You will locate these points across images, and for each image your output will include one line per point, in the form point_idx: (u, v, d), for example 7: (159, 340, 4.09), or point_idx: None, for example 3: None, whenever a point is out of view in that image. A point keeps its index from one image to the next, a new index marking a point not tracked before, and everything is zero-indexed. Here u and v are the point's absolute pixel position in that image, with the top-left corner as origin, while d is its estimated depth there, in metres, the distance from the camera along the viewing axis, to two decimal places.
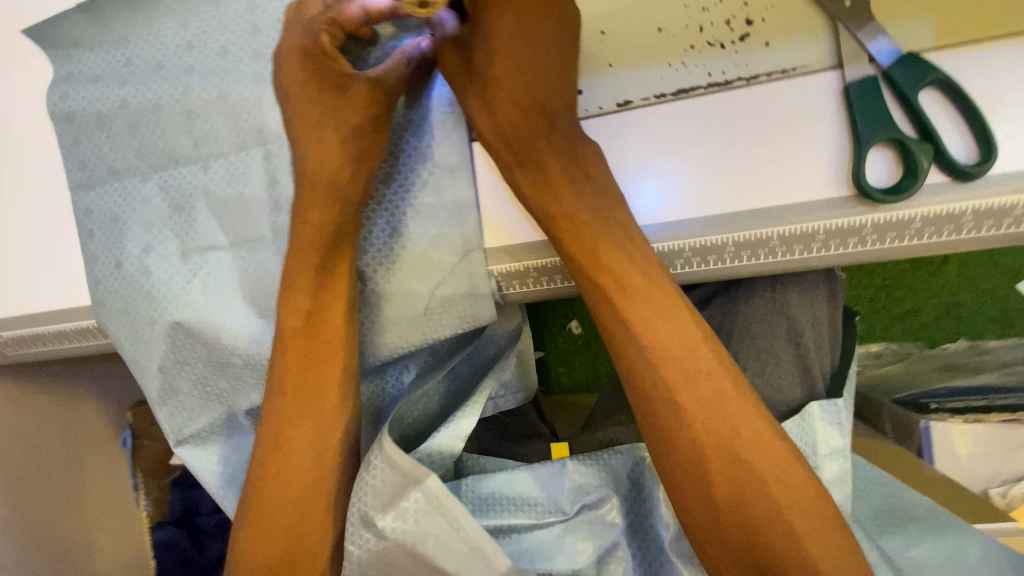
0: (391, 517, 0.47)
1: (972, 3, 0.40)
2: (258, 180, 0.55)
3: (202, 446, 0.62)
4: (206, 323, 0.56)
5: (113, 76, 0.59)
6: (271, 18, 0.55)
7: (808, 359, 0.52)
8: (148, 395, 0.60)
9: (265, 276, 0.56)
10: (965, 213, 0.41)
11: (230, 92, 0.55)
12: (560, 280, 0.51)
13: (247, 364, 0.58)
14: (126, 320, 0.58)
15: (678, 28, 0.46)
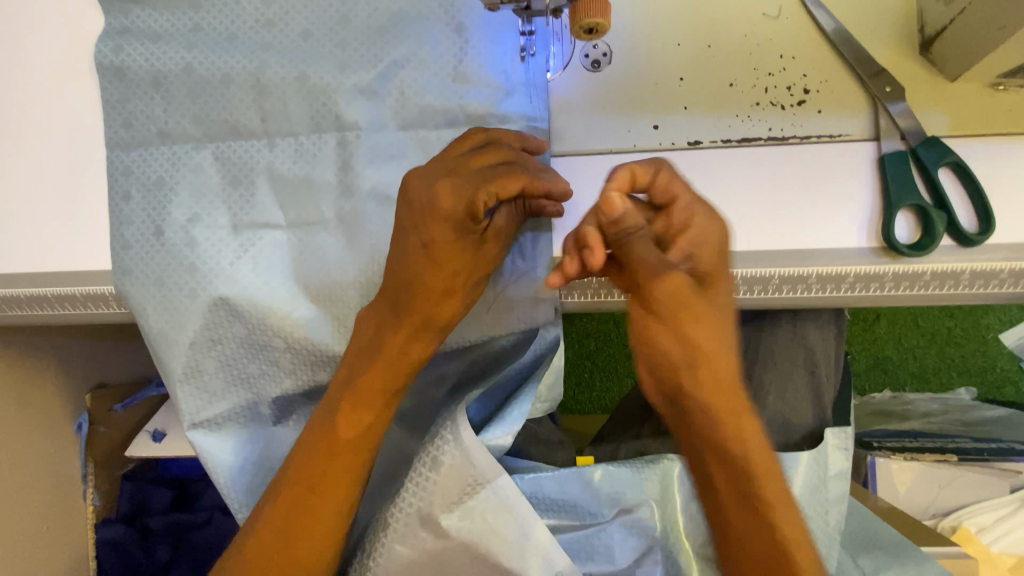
0: (456, 516, 0.54)
1: (977, 106, 0.51)
2: (330, 165, 0.55)
3: (217, 432, 0.59)
4: (254, 303, 0.55)
5: (176, 38, 0.57)
6: (363, 9, 0.55)
7: (820, 386, 0.60)
8: (169, 373, 0.56)
9: (321, 262, 0.55)
10: (964, 272, 0.51)
11: (310, 74, 0.55)
12: (617, 293, 0.54)
13: (288, 348, 0.56)
14: (159, 291, 0.55)
15: (748, 86, 0.52)
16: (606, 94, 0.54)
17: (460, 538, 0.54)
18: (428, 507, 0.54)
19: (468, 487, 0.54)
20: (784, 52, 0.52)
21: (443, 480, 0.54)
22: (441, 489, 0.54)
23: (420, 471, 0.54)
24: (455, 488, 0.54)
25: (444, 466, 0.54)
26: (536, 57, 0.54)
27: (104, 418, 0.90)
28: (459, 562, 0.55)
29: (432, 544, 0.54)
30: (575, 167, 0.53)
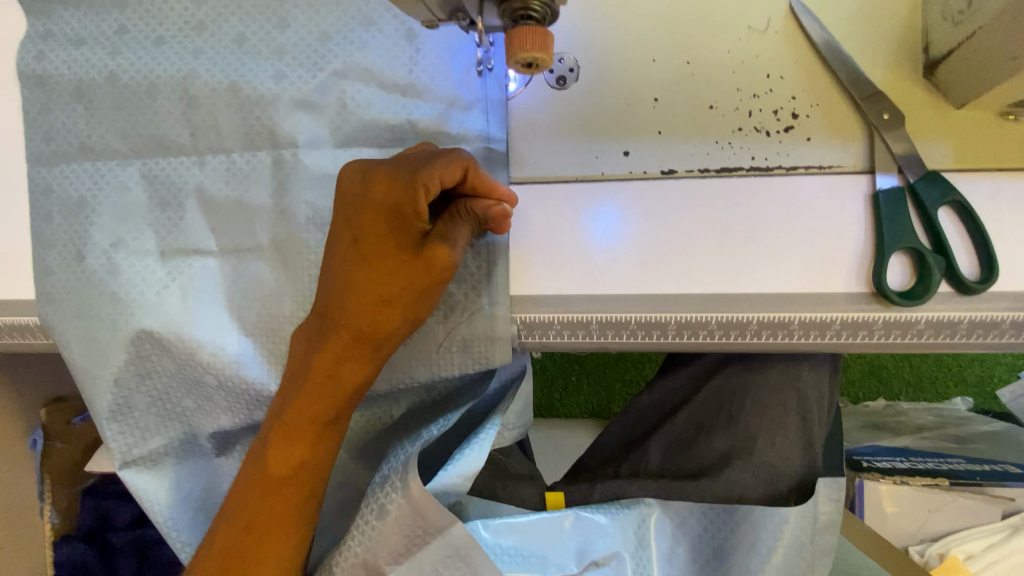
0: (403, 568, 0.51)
1: (985, 136, 0.45)
2: (265, 187, 0.50)
3: (152, 468, 0.56)
4: (183, 338, 0.50)
5: (99, 41, 0.51)
6: (303, 12, 0.49)
7: (812, 432, 0.55)
8: (95, 409, 0.52)
9: (257, 293, 0.50)
10: (962, 321, 0.45)
11: (243, 85, 0.49)
12: (581, 335, 0.49)
13: (222, 385, 0.52)
14: (83, 321, 0.51)
15: (730, 109, 0.47)
16: (572, 114, 0.48)
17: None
18: (372, 557, 0.51)
19: (415, 535, 0.50)
20: (771, 71, 0.47)
21: (387, 530, 0.50)
22: (383, 536, 0.50)
23: (365, 515, 0.51)
24: (401, 537, 0.50)
25: (388, 514, 0.50)
26: (496, 72, 0.49)
27: (62, 433, 0.86)
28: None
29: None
30: (539, 196, 0.48)
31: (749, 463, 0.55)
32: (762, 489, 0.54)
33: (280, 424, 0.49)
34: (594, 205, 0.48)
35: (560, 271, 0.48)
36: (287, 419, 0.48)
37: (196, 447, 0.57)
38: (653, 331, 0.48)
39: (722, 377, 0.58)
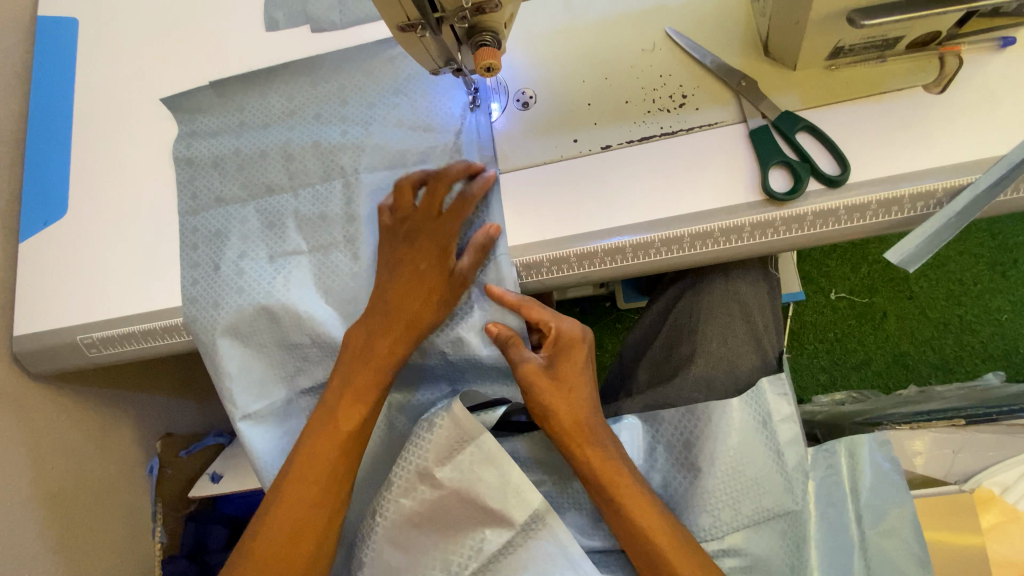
0: (448, 469, 0.64)
1: (818, 85, 0.65)
2: (338, 201, 0.73)
3: (264, 424, 0.74)
4: (290, 310, 0.71)
5: (228, 132, 0.79)
6: (356, 92, 0.77)
7: (757, 331, 0.70)
8: (222, 374, 0.72)
9: (336, 274, 0.72)
10: (839, 209, 0.62)
11: (322, 141, 0.75)
12: (566, 268, 0.67)
13: (314, 343, 0.72)
14: (218, 311, 0.72)
15: (639, 101, 0.69)
16: (537, 123, 0.71)
17: (453, 486, 0.64)
18: (424, 464, 0.63)
19: (458, 442, 0.64)
20: (662, 72, 0.69)
21: (437, 440, 0.63)
22: (435, 445, 0.63)
23: (419, 433, 0.64)
24: (446, 443, 0.64)
25: (439, 427, 0.63)
26: (483, 105, 0.72)
27: (172, 460, 1.05)
28: (454, 507, 0.64)
29: (430, 495, 0.64)
30: (520, 178, 0.70)
31: (710, 359, 0.69)
32: (728, 379, 0.68)
33: (349, 391, 0.67)
34: (558, 178, 0.69)
35: (544, 226, 0.68)
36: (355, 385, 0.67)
37: (293, 410, 0.76)
38: (616, 256, 0.66)
39: (681, 304, 0.73)
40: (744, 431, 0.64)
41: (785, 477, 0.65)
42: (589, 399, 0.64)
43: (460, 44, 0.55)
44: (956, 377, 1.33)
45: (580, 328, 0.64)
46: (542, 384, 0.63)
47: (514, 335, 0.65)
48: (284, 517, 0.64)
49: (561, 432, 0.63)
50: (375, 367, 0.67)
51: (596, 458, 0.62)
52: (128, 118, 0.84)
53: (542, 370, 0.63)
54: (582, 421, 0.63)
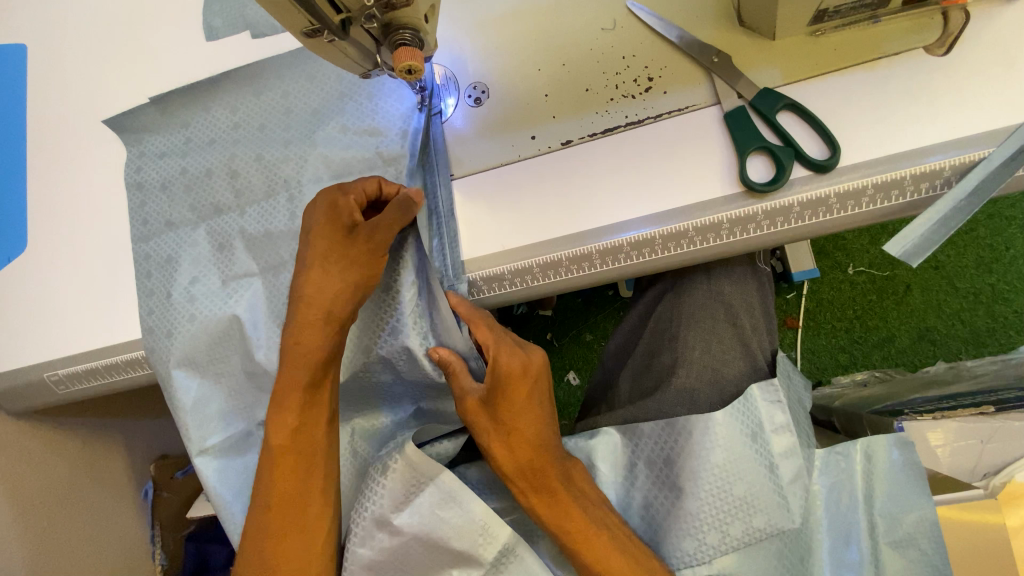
0: (406, 513, 0.59)
1: (802, 55, 0.57)
2: (283, 217, 0.70)
3: (225, 458, 0.72)
4: (240, 332, 0.70)
5: (174, 152, 0.75)
6: (300, 99, 0.71)
7: (745, 335, 0.63)
8: (179, 404, 0.70)
9: (288, 296, 0.69)
10: (831, 197, 0.54)
11: (265, 154, 0.71)
12: (529, 280, 0.62)
13: (269, 371, 0.70)
14: (171, 341, 0.70)
15: (600, 88, 0.62)
16: (492, 120, 0.65)
17: (413, 531, 0.59)
18: (380, 511, 0.60)
19: (413, 483, 0.60)
20: (625, 53, 0.62)
21: (391, 484, 0.60)
22: (390, 489, 0.60)
23: (374, 477, 0.61)
24: (401, 487, 0.60)
25: (393, 470, 0.60)
26: (434, 105, 0.66)
27: (168, 484, 1.04)
28: (416, 553, 0.60)
29: (389, 542, 0.60)
30: (475, 184, 0.64)
31: (693, 368, 0.62)
32: (712, 390, 0.61)
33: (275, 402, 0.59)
34: (518, 180, 0.63)
35: (503, 234, 0.62)
36: (280, 395, 0.59)
37: (253, 443, 0.73)
38: (582, 263, 0.60)
39: (661, 308, 0.67)
40: (731, 445, 0.57)
41: (782, 494, 0.57)
42: (534, 439, 0.58)
43: (378, 46, 0.49)
44: (989, 351, 1.23)
45: (520, 359, 0.57)
46: (482, 422, 0.57)
47: (456, 364, 0.59)
48: (256, 539, 0.58)
49: (507, 475, 0.58)
50: (302, 368, 0.58)
51: (543, 504, 0.57)
52: (75, 141, 0.80)
53: (480, 407, 0.57)
54: (531, 462, 0.57)
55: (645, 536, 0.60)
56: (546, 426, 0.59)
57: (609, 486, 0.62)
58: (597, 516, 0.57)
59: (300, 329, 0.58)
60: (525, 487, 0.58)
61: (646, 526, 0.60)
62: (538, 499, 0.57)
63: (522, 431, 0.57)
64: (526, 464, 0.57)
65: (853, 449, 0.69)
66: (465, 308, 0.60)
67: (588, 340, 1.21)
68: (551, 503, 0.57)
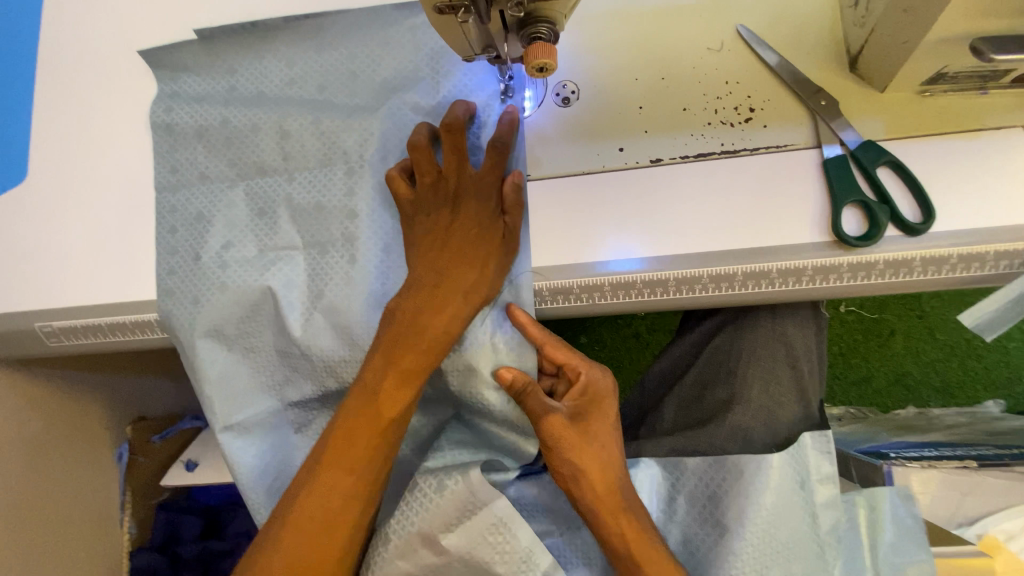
0: (454, 535, 0.60)
1: (905, 113, 0.57)
2: (338, 191, 0.64)
3: (247, 437, 0.67)
4: (276, 309, 0.64)
5: (215, 97, 0.67)
6: (368, 60, 0.65)
7: (802, 379, 0.65)
8: (201, 377, 0.64)
9: (332, 279, 0.63)
10: (915, 260, 0.55)
11: (324, 120, 0.65)
12: (597, 297, 0.59)
13: (304, 353, 0.64)
14: (197, 308, 0.64)
15: (699, 109, 0.60)
16: (579, 124, 0.62)
17: (457, 554, 0.60)
18: (428, 527, 0.60)
19: (468, 508, 0.60)
20: (729, 78, 0.60)
21: (444, 504, 0.60)
22: (441, 509, 0.60)
23: (425, 492, 0.61)
24: (454, 509, 0.60)
25: (450, 488, 0.60)
26: (515, 99, 0.62)
27: (143, 448, 0.97)
28: (457, 572, 0.61)
29: (432, 558, 0.61)
30: (553, 187, 0.60)
31: (749, 406, 0.64)
32: (765, 431, 0.63)
33: (390, 365, 0.57)
34: (598, 192, 0.60)
35: (577, 246, 0.59)
36: (388, 365, 0.57)
37: (280, 423, 0.69)
38: (656, 288, 0.58)
39: (719, 340, 0.69)
40: (782, 492, 0.58)
41: (818, 542, 0.59)
42: (617, 457, 0.59)
43: (507, 32, 0.47)
44: (958, 402, 1.25)
45: (610, 381, 0.59)
46: (571, 445, 0.58)
47: (532, 383, 0.56)
48: (295, 544, 0.56)
49: (594, 502, 0.58)
50: (420, 341, 0.57)
51: (636, 537, 0.57)
52: (97, 65, 0.71)
53: (568, 423, 0.57)
54: (616, 485, 0.58)
55: (682, 568, 0.61)
56: (620, 445, 0.60)
57: (648, 518, 0.62)
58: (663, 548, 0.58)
59: (405, 370, 0.57)
60: (609, 510, 0.58)
61: (682, 559, 0.61)
62: (621, 522, 0.57)
63: (605, 456, 0.59)
64: (614, 487, 0.58)
65: (858, 500, 0.71)
66: (543, 332, 0.57)
67: (583, 343, 1.18)
68: (632, 527, 0.57)
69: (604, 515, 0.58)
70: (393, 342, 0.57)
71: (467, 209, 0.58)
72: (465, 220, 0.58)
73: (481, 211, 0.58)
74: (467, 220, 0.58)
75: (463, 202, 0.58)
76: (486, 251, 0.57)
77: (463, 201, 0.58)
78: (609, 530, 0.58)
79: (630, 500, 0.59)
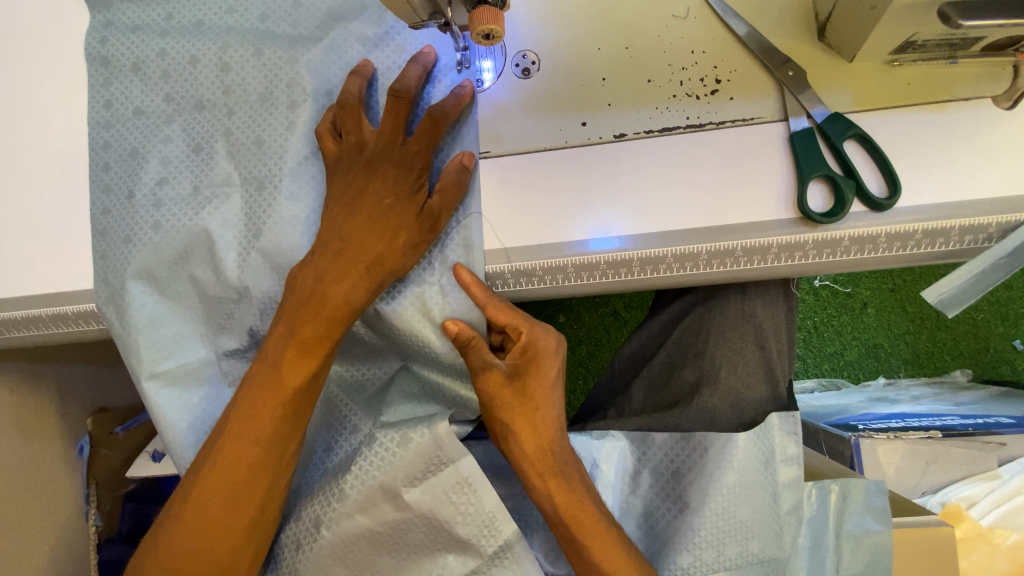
0: (418, 491, 0.59)
1: (874, 85, 0.55)
2: (279, 123, 0.60)
3: (175, 387, 0.63)
4: (213, 252, 0.60)
5: (152, 27, 0.63)
6: (313, 17, 0.61)
7: (770, 358, 0.65)
8: (131, 321, 0.61)
9: (271, 215, 0.60)
10: (880, 236, 0.54)
11: (265, 51, 0.61)
12: (561, 279, 0.57)
13: (245, 296, 0.61)
14: (131, 249, 0.61)
15: (664, 81, 0.58)
16: (539, 98, 0.59)
17: (421, 511, 0.59)
18: (391, 481, 0.59)
19: (433, 463, 0.59)
20: (694, 48, 0.58)
21: (409, 457, 0.59)
22: (407, 462, 0.59)
23: (389, 444, 0.60)
24: (421, 462, 0.59)
25: (413, 441, 0.59)
26: (471, 71, 0.59)
27: (106, 440, 0.94)
28: (417, 532, 0.60)
29: (392, 515, 0.60)
30: (513, 165, 0.58)
31: (718, 388, 0.64)
32: (731, 412, 0.64)
33: (303, 319, 0.55)
34: (558, 169, 0.57)
35: (537, 226, 0.57)
36: (303, 321, 0.55)
37: (212, 373, 0.64)
38: (620, 269, 0.56)
39: (688, 320, 0.68)
40: (744, 469, 0.59)
41: (778, 522, 0.59)
42: (555, 420, 0.58)
43: None
44: (925, 373, 1.26)
45: (552, 339, 0.57)
46: (503, 399, 0.56)
47: (477, 338, 0.55)
48: (196, 506, 0.53)
49: (525, 457, 0.57)
50: (339, 292, 0.54)
51: (562, 493, 0.56)
52: (20, 31, 0.65)
53: (504, 381, 0.56)
54: (549, 444, 0.57)
55: (643, 543, 0.61)
56: (559, 406, 0.59)
57: (613, 492, 0.62)
58: (602, 512, 0.57)
59: (310, 322, 0.55)
60: (540, 468, 0.57)
61: (643, 534, 0.61)
62: (550, 480, 0.57)
63: (541, 416, 0.57)
64: (546, 446, 0.57)
65: (830, 485, 0.66)
66: (481, 290, 0.55)
67: (560, 322, 1.17)
68: (564, 486, 0.57)
69: (535, 473, 0.57)
70: (308, 292, 0.55)
71: (387, 187, 0.55)
72: (378, 199, 0.55)
73: (399, 187, 0.55)
74: (386, 199, 0.55)
75: (382, 176, 0.55)
76: (406, 227, 0.54)
77: (383, 175, 0.55)
78: (539, 489, 0.57)
79: (566, 461, 0.58)
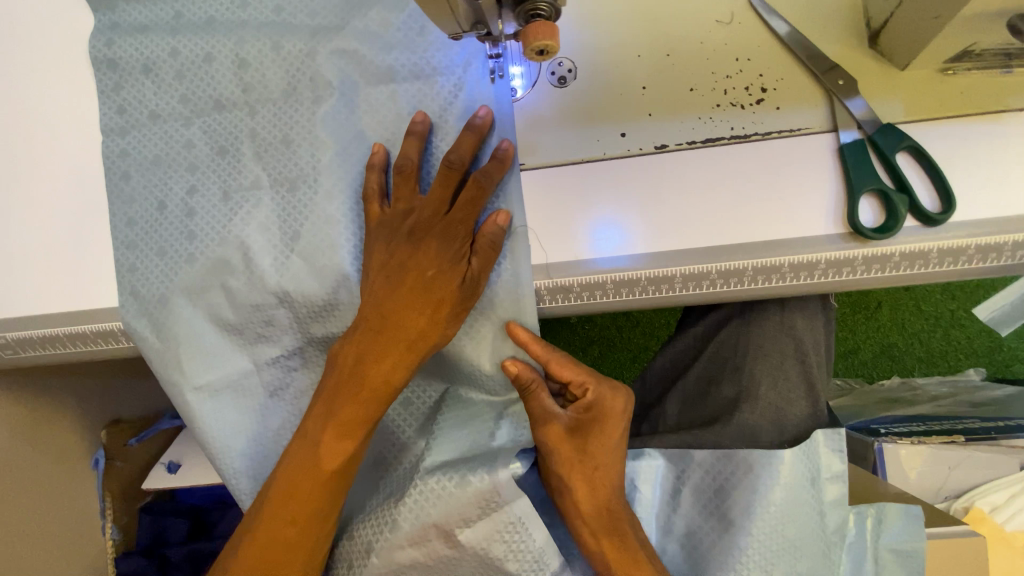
0: (470, 530, 0.58)
1: (924, 92, 0.53)
2: (306, 117, 0.58)
3: (196, 397, 0.60)
4: (246, 261, 0.59)
5: (161, 26, 0.60)
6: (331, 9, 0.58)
7: (810, 372, 0.64)
8: (160, 330, 0.59)
9: (311, 215, 0.58)
10: (932, 252, 0.52)
11: (285, 44, 0.58)
12: (600, 295, 0.55)
13: (273, 299, 0.59)
14: (163, 261, 0.59)
15: (707, 89, 0.55)
16: (575, 108, 0.56)
17: (472, 548, 0.58)
18: (445, 518, 0.58)
19: (487, 505, 0.57)
20: (737, 53, 0.56)
21: (462, 496, 0.57)
22: (460, 500, 0.57)
23: (446, 479, 0.58)
24: (475, 503, 0.57)
25: (475, 486, 0.57)
26: (504, 78, 0.56)
27: (120, 451, 0.92)
28: (466, 563, 0.59)
29: (443, 549, 0.59)
30: (550, 177, 0.56)
31: (758, 404, 0.63)
32: (772, 429, 0.62)
33: (355, 367, 0.53)
34: (597, 182, 0.55)
35: (577, 242, 0.55)
36: (355, 370, 0.53)
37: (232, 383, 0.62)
38: (661, 285, 0.54)
39: (724, 333, 0.67)
40: (793, 487, 0.57)
41: (824, 542, 0.59)
42: (613, 480, 0.56)
43: (499, 8, 0.43)
44: (939, 371, 1.25)
45: (620, 399, 0.55)
46: (561, 454, 0.55)
47: (536, 382, 0.54)
48: (251, 551, 0.53)
49: (579, 513, 0.56)
50: (391, 338, 0.53)
51: (615, 553, 0.56)
52: (22, 34, 0.62)
53: (565, 436, 0.55)
54: (608, 501, 0.56)
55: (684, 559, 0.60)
56: (619, 465, 0.57)
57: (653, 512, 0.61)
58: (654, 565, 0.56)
59: (360, 373, 0.53)
60: (596, 527, 0.56)
61: (684, 552, 0.61)
62: (603, 538, 0.56)
63: (599, 474, 0.56)
64: (602, 505, 0.56)
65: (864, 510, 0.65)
66: (541, 348, 0.54)
67: (574, 323, 1.15)
68: (618, 546, 0.56)
69: (592, 534, 0.56)
70: (360, 340, 0.53)
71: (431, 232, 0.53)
72: (425, 241, 0.53)
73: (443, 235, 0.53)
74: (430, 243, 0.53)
75: (432, 229, 0.53)
76: (446, 286, 0.53)
77: (432, 230, 0.53)
78: (594, 547, 0.56)
79: (619, 520, 0.57)
